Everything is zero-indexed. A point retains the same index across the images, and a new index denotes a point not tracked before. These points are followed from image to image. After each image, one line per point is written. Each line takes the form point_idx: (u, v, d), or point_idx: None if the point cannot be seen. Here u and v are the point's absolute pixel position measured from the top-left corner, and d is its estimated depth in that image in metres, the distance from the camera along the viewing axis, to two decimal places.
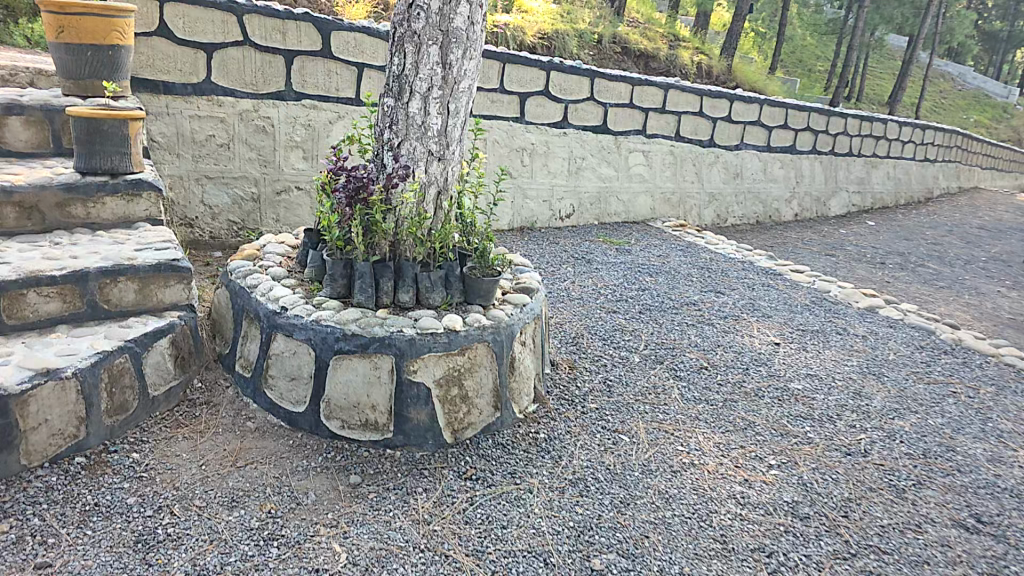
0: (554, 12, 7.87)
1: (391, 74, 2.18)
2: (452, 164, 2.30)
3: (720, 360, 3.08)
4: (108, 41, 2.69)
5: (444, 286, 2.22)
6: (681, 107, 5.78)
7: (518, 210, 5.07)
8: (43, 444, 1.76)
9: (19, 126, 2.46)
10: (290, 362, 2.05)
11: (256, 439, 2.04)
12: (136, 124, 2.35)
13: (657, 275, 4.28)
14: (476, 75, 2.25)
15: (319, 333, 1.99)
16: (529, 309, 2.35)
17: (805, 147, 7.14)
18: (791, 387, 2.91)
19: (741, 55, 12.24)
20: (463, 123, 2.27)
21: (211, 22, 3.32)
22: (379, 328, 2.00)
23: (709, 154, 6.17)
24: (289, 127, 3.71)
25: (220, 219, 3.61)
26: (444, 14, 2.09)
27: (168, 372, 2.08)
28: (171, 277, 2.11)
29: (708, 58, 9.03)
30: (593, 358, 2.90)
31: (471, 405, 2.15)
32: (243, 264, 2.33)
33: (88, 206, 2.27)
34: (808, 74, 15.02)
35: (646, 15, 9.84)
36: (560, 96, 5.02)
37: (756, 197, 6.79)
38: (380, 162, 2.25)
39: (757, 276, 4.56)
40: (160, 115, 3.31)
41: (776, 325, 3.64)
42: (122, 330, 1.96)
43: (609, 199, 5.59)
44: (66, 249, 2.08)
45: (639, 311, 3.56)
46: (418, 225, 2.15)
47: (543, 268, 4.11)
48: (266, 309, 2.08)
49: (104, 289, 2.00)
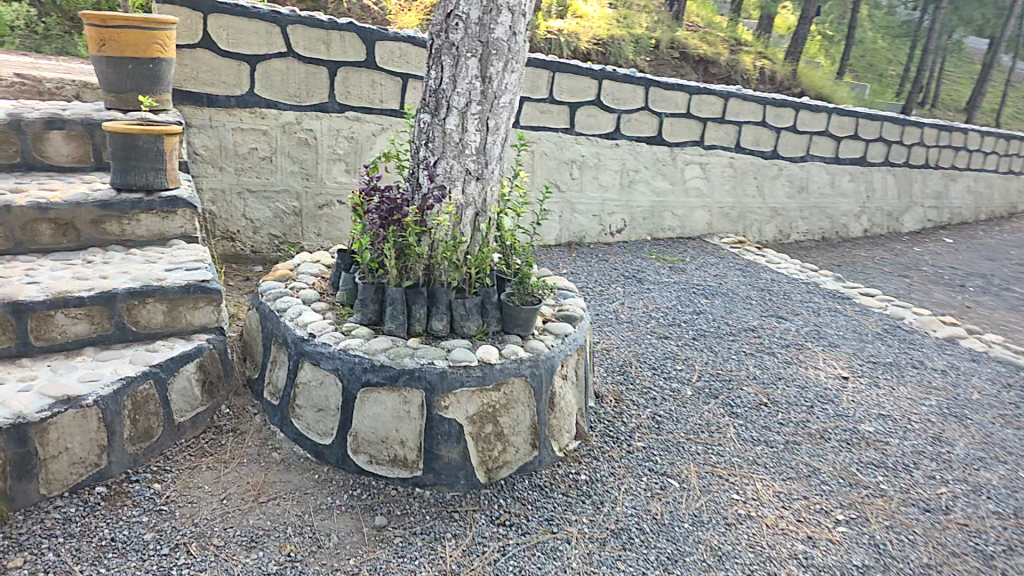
0: (610, 18, 7.69)
1: (428, 88, 2.06)
2: (492, 183, 2.16)
3: (782, 396, 2.83)
4: (148, 54, 2.67)
5: (480, 314, 2.08)
6: (742, 117, 5.50)
7: (567, 224, 4.91)
8: (63, 473, 1.69)
9: (60, 141, 2.48)
10: (317, 392, 1.95)
11: (281, 473, 1.93)
12: (172, 139, 2.30)
13: (713, 297, 4.05)
14: (518, 90, 2.11)
15: (347, 363, 1.88)
16: (572, 339, 2.19)
17: (877, 159, 6.72)
18: (860, 429, 2.65)
19: (808, 61, 11.72)
20: (504, 140, 2.14)
21: (255, 33, 3.30)
22: (409, 360, 1.88)
23: (771, 166, 5.86)
24: (333, 139, 3.66)
25: (262, 232, 3.59)
26: (484, 25, 1.97)
27: (195, 398, 2.00)
28: (200, 298, 2.04)
29: (771, 64, 8.64)
30: (640, 391, 2.71)
31: (507, 442, 2.00)
32: (275, 285, 2.26)
33: (123, 222, 2.25)
34: (880, 80, 14.27)
35: (707, 19, 9.52)
36: (612, 106, 4.84)
37: (822, 212, 6.42)
38: (415, 181, 2.14)
39: (822, 301, 4.26)
40: (205, 128, 3.32)
41: (843, 356, 3.36)
42: (149, 354, 1.90)
43: (663, 214, 5.37)
44: (97, 268, 2.05)
45: (693, 337, 3.35)
46: (453, 249, 2.02)
47: (591, 288, 3.94)
48: (294, 335, 1.98)
49: (132, 310, 1.95)
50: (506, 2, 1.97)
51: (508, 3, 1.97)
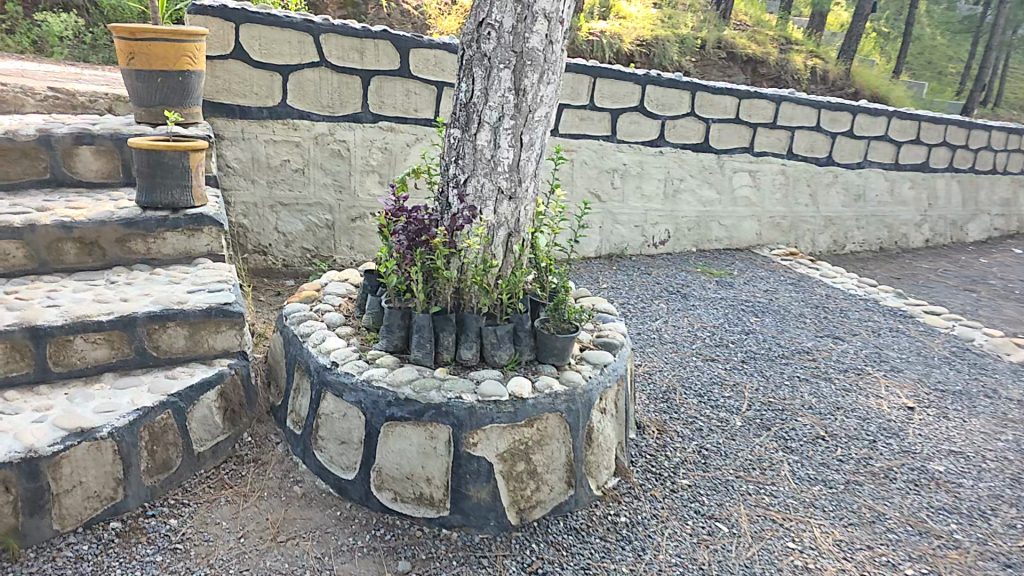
0: (654, 18, 7.46)
1: (459, 102, 1.94)
2: (526, 202, 2.03)
3: (841, 429, 2.61)
4: (178, 67, 2.65)
5: (512, 342, 1.95)
6: (794, 121, 5.24)
7: (607, 236, 4.73)
8: (77, 508, 1.62)
9: (89, 156, 2.49)
10: (339, 424, 1.84)
11: (302, 509, 1.82)
12: (198, 155, 2.29)
13: (763, 315, 3.83)
14: (555, 102, 1.98)
15: (371, 396, 1.77)
16: (611, 369, 2.03)
17: (939, 164, 6.34)
18: (929, 469, 2.41)
19: (862, 59, 11.22)
20: (539, 157, 2.00)
21: (288, 43, 3.25)
22: (436, 393, 1.75)
23: (825, 173, 5.56)
24: (366, 150, 3.60)
25: (295, 246, 3.55)
26: (518, 34, 1.84)
27: (216, 426, 1.92)
28: (222, 322, 1.97)
29: (823, 62, 8.26)
30: (685, 420, 2.54)
31: (541, 481, 1.85)
32: (299, 307, 2.18)
33: (149, 241, 2.22)
34: (940, 77, 13.59)
35: (756, 17, 9.19)
36: (656, 112, 4.64)
37: (879, 221, 6.08)
38: (445, 200, 2.02)
39: (882, 319, 3.99)
40: (238, 140, 3.29)
41: (908, 383, 3.11)
42: (169, 382, 1.83)
43: (709, 224, 5.14)
44: (119, 290, 2.00)
45: (742, 360, 3.15)
46: (484, 273, 1.89)
47: (632, 305, 3.77)
48: (316, 363, 1.89)
49: (153, 335, 1.89)
50: (542, 9, 1.83)
51: (545, 10, 1.84)
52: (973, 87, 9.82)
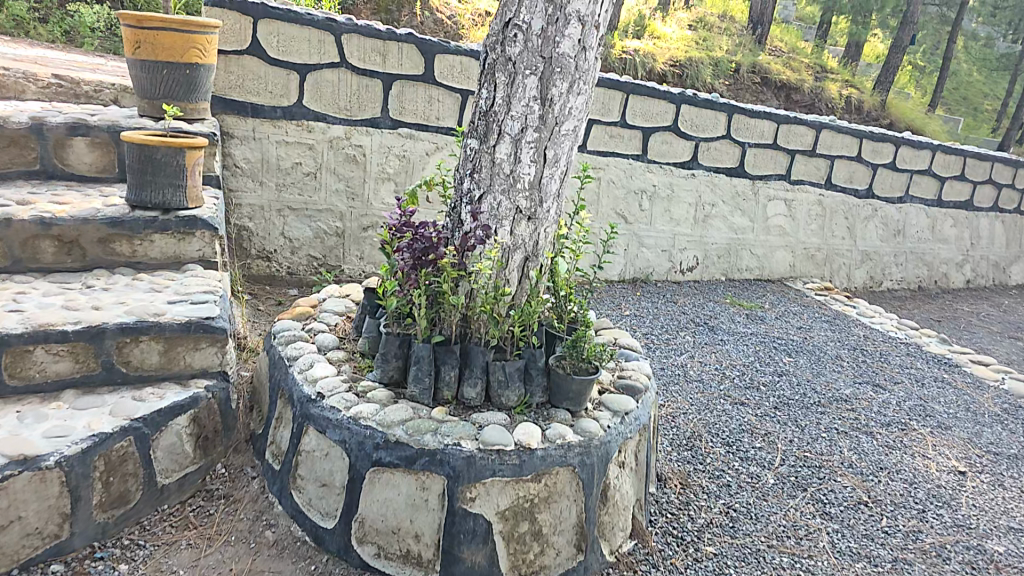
0: (689, 39, 7.25)
1: (478, 109, 1.74)
2: (546, 224, 1.82)
3: (885, 494, 2.38)
4: (185, 59, 2.49)
5: (522, 381, 1.73)
6: (835, 151, 4.98)
7: (632, 260, 4.48)
8: (13, 546, 1.41)
9: (84, 148, 2.32)
10: (321, 463, 1.62)
11: (271, 560, 1.60)
12: (195, 153, 2.10)
13: (797, 355, 3.61)
14: (585, 115, 1.76)
15: (357, 436, 1.55)
16: (633, 418, 1.80)
17: (984, 204, 6.04)
18: (987, 548, 2.14)
19: (897, 91, 10.90)
20: (564, 175, 1.79)
21: (306, 41, 3.09)
22: (430, 437, 1.53)
23: (865, 206, 5.29)
24: (382, 157, 3.43)
25: (301, 253, 3.36)
26: (548, 37, 1.63)
27: (185, 456, 1.71)
28: (201, 339, 1.76)
29: (859, 92, 7.98)
30: (711, 474, 2.32)
31: (546, 544, 1.61)
32: (290, 326, 1.98)
33: (135, 243, 2.03)
34: (977, 113, 13.17)
35: (791, 44, 8.94)
36: (691, 133, 4.42)
37: (918, 258, 5.77)
38: (457, 216, 1.81)
39: (927, 367, 3.77)
40: (247, 139, 3.12)
41: (957, 442, 2.89)
42: (134, 404, 1.62)
43: (740, 253, 4.87)
44: (94, 296, 1.81)
45: (774, 406, 2.94)
46: (494, 302, 1.68)
47: (656, 336, 3.53)
48: (300, 392, 1.67)
49: (123, 349, 1.69)
50: (576, 11, 1.63)
51: (579, 11, 1.63)
52: (1010, 124, 9.47)
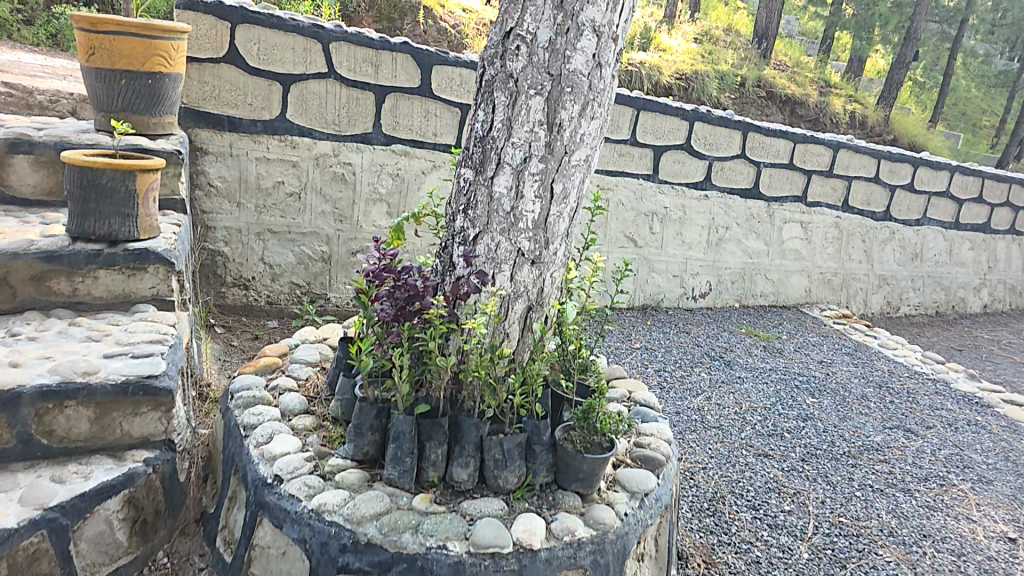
0: (695, 52, 7.01)
1: (474, 134, 1.46)
2: (552, 268, 1.54)
3: (932, 571, 2.05)
4: (146, 68, 2.22)
5: (523, 459, 1.45)
6: (852, 171, 4.74)
7: (642, 286, 4.20)
8: None
9: (26, 168, 2.05)
10: (277, 564, 1.33)
11: None
12: (149, 176, 1.84)
13: (821, 396, 3.32)
14: (600, 143, 1.49)
15: (320, 535, 1.26)
16: (654, 500, 1.52)
17: (1000, 226, 5.78)
18: None
19: (901, 107, 10.66)
20: (574, 212, 1.51)
21: (291, 49, 2.83)
22: (409, 537, 1.24)
23: (883, 229, 5.02)
24: (374, 176, 3.16)
25: (282, 280, 3.08)
26: (557, 50, 1.37)
27: (117, 546, 1.43)
28: (142, 402, 1.48)
29: (863, 107, 7.73)
30: (736, 548, 2.01)
31: None
32: (252, 382, 1.70)
33: (76, 280, 1.77)
34: (976, 129, 12.94)
35: (795, 58, 8.72)
36: (704, 152, 4.16)
37: (935, 283, 5.49)
38: (448, 258, 1.53)
39: (957, 408, 3.49)
40: (223, 155, 2.84)
41: (1002, 501, 2.58)
42: (51, 487, 1.34)
43: (755, 278, 4.59)
44: (18, 347, 1.54)
45: (801, 458, 2.65)
46: (489, 365, 1.40)
47: (668, 374, 3.24)
48: (255, 473, 1.39)
49: (44, 417, 1.41)
50: (589, 20, 1.36)
51: (593, 21, 1.37)
52: (1011, 141, 9.24)
